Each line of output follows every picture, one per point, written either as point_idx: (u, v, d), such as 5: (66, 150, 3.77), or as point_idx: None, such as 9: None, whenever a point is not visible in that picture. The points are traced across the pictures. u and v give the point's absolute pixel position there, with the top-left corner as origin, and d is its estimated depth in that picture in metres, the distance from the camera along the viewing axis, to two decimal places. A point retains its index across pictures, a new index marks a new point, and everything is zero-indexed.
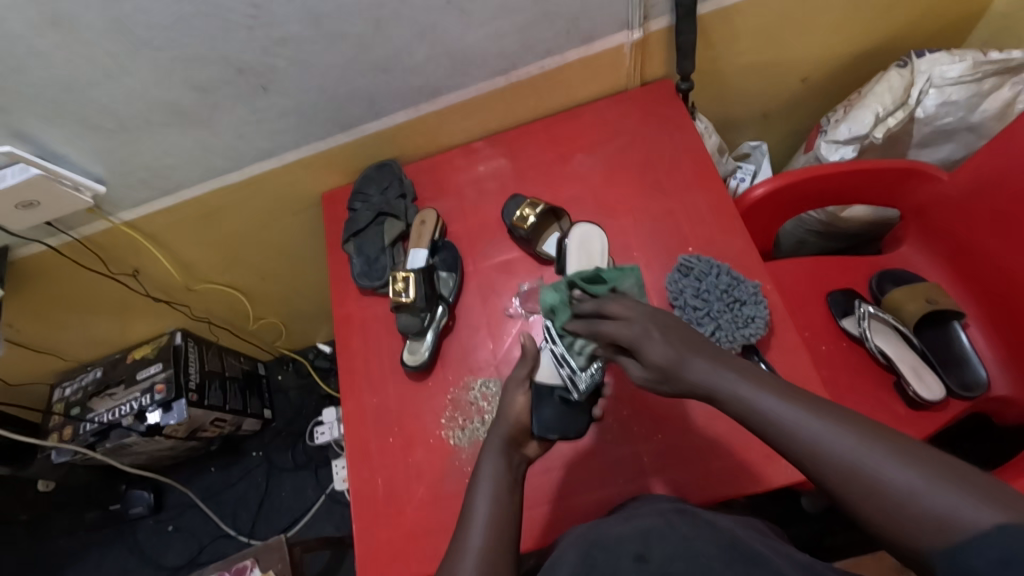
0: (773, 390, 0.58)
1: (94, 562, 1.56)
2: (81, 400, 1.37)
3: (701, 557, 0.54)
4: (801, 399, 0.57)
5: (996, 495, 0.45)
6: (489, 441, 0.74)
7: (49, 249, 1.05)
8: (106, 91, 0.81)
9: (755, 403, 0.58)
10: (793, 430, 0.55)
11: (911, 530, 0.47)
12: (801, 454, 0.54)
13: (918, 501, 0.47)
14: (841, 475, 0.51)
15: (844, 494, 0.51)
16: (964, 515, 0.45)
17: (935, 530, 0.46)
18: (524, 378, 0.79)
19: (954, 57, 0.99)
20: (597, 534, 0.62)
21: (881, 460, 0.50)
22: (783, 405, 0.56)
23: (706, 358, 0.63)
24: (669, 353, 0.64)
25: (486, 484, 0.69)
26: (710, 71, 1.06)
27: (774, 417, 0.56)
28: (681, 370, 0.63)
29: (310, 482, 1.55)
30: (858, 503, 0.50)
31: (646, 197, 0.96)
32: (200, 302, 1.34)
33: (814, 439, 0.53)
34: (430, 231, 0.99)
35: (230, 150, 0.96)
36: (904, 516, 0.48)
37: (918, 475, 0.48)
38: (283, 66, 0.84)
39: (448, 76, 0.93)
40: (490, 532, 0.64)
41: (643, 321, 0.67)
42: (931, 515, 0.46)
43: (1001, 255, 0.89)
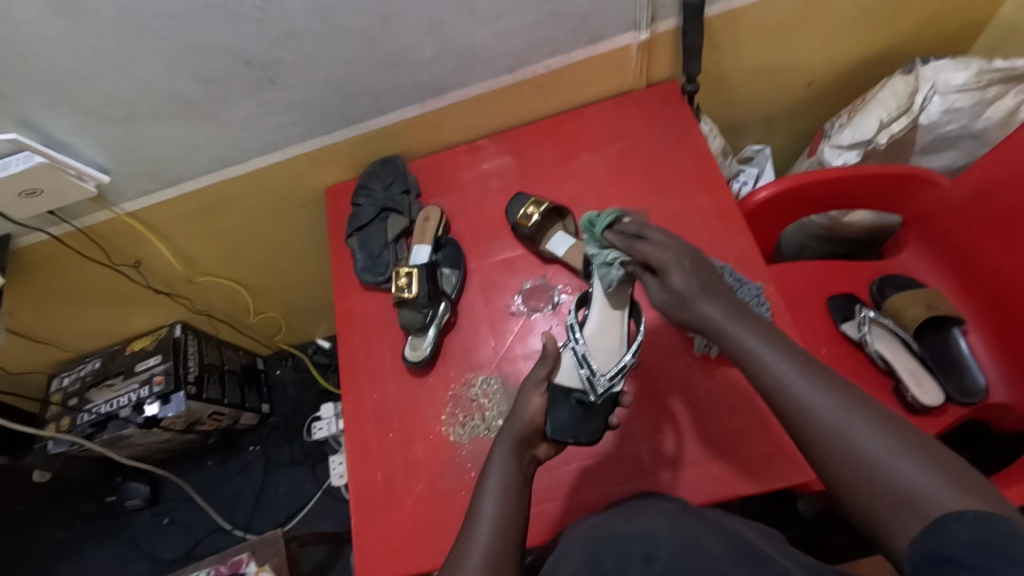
0: (772, 342, 0.64)
1: (88, 554, 1.56)
2: (79, 391, 1.36)
3: (708, 555, 0.55)
4: (803, 365, 0.60)
5: (970, 483, 0.47)
6: (502, 433, 0.75)
7: (51, 238, 1.04)
8: (112, 81, 0.81)
9: (757, 351, 0.64)
10: (785, 387, 0.59)
11: (880, 502, 0.50)
12: (791, 414, 0.58)
13: (891, 476, 0.50)
14: (824, 442, 0.55)
15: (824, 458, 0.55)
16: (935, 493, 0.48)
17: (903, 503, 0.49)
18: (542, 380, 0.79)
19: (958, 65, 1.01)
20: (605, 531, 0.62)
21: (866, 432, 0.53)
22: (782, 361, 0.61)
23: (721, 300, 0.71)
24: (687, 286, 0.72)
25: (492, 485, 0.69)
26: (715, 73, 1.07)
27: (771, 376, 0.61)
28: (690, 303, 0.72)
29: (307, 477, 1.55)
30: (836, 469, 0.54)
31: (650, 198, 0.96)
32: (201, 295, 1.34)
33: (801, 398, 0.58)
34: (433, 227, 0.99)
35: (235, 142, 0.96)
36: (877, 488, 0.50)
37: (897, 454, 0.51)
38: (290, 60, 0.84)
39: (455, 73, 0.93)
40: (497, 527, 0.65)
41: (676, 255, 0.75)
42: (901, 489, 0.49)
43: (1003, 262, 0.89)
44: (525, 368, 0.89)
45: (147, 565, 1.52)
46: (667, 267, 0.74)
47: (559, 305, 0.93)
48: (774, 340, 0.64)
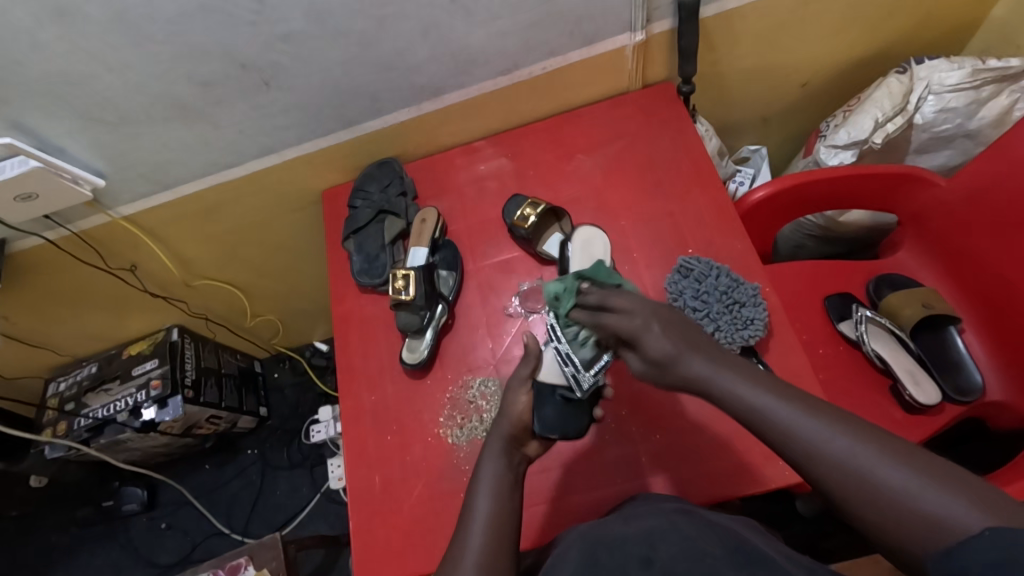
0: (777, 394, 0.60)
1: (85, 559, 1.55)
2: (75, 395, 1.36)
3: (706, 558, 0.54)
4: (808, 405, 0.58)
5: (991, 501, 0.47)
6: (492, 431, 0.76)
7: (46, 242, 1.04)
8: (108, 85, 0.81)
9: (760, 411, 0.60)
10: (789, 427, 0.57)
11: (909, 532, 0.49)
12: (803, 457, 0.56)
13: (915, 503, 0.49)
14: (840, 478, 0.53)
15: (844, 496, 0.53)
16: (961, 518, 0.47)
17: (931, 533, 0.48)
18: (527, 378, 0.79)
19: (953, 64, 1.00)
20: (599, 536, 0.62)
21: (878, 459, 0.52)
22: (783, 409, 0.58)
23: (704, 355, 0.66)
24: (665, 349, 0.67)
25: (485, 481, 0.70)
26: (710, 74, 1.07)
27: (775, 420, 0.58)
28: (676, 366, 0.66)
29: (305, 480, 1.55)
30: (856, 504, 0.52)
31: (646, 199, 0.96)
32: (198, 298, 1.33)
33: (808, 435, 0.56)
34: (430, 229, 0.99)
35: (231, 145, 0.96)
36: (902, 518, 0.50)
37: (918, 481, 0.50)
38: (285, 62, 0.84)
39: (451, 75, 0.93)
40: (490, 528, 0.65)
41: (645, 319, 0.70)
42: (928, 516, 0.48)
43: (999, 262, 0.89)
44: None
45: (145, 570, 1.52)
46: (638, 334, 0.69)
47: None
48: (775, 387, 0.61)
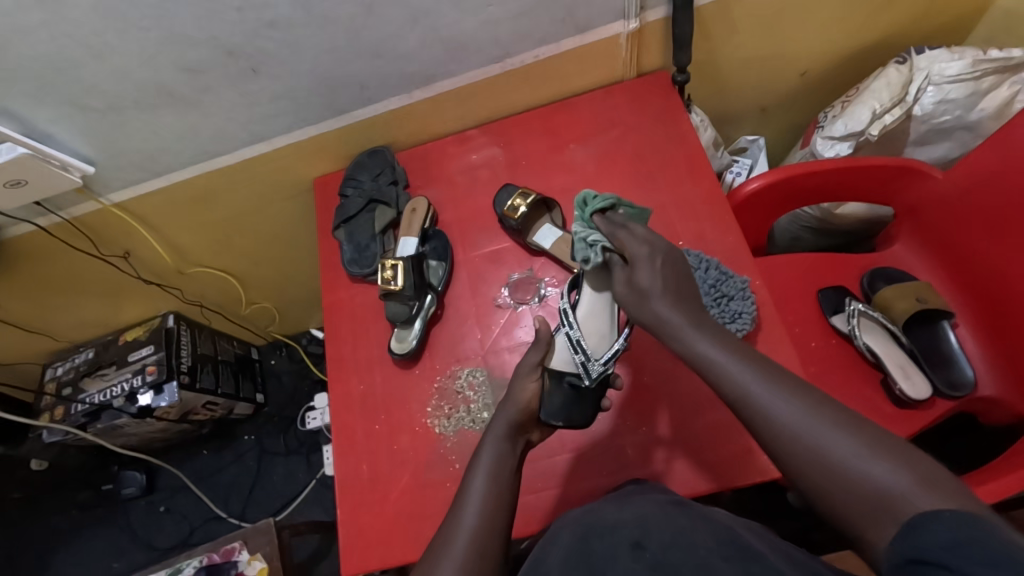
0: (726, 344, 0.64)
1: (84, 542, 1.57)
2: (73, 380, 1.37)
3: (699, 550, 0.53)
4: (778, 382, 0.58)
5: (941, 482, 0.46)
6: (498, 414, 0.77)
7: (38, 229, 1.04)
8: (93, 71, 0.80)
9: (709, 353, 0.64)
10: (745, 394, 0.59)
11: (847, 499, 0.50)
12: (758, 421, 0.57)
13: (859, 473, 0.50)
14: (791, 442, 0.54)
15: (788, 458, 0.54)
16: (905, 491, 0.47)
17: (870, 501, 0.48)
18: (536, 366, 0.81)
19: (953, 55, 0.99)
20: (593, 520, 0.62)
21: (833, 432, 0.53)
22: (738, 364, 0.61)
23: (681, 303, 0.69)
24: (648, 287, 0.70)
25: (484, 465, 0.70)
26: (707, 63, 1.05)
27: (736, 382, 0.60)
28: (644, 306, 0.70)
29: (301, 467, 1.56)
30: (801, 467, 0.53)
31: (638, 189, 0.96)
32: (192, 286, 1.34)
33: (763, 401, 0.58)
34: (420, 219, 0.98)
35: (221, 133, 0.95)
36: (846, 487, 0.50)
37: (868, 458, 0.50)
38: (272, 49, 0.83)
39: (441, 62, 0.92)
40: (484, 511, 0.65)
41: (650, 252, 0.71)
42: (872, 489, 0.48)
43: (992, 253, 0.89)
44: (510, 360, 0.89)
45: (145, 553, 1.54)
46: (640, 265, 0.71)
47: (547, 297, 0.92)
48: (743, 352, 0.63)
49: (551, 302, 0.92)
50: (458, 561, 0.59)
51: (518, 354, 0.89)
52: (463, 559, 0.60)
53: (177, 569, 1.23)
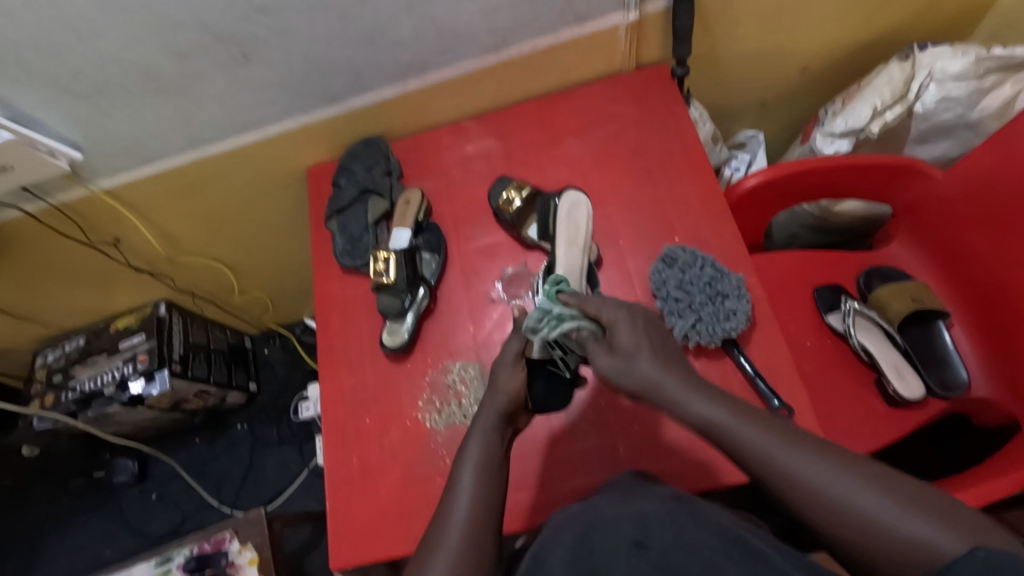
0: (728, 406, 0.62)
1: (76, 528, 1.57)
2: (63, 367, 1.36)
3: (704, 549, 0.53)
4: (792, 438, 0.58)
5: (969, 526, 0.49)
6: (484, 406, 0.74)
7: (26, 215, 1.03)
8: (79, 55, 0.78)
9: (715, 418, 0.62)
10: (764, 457, 0.57)
11: (886, 556, 0.50)
12: (781, 485, 0.56)
13: (888, 527, 0.51)
14: (821, 505, 0.54)
15: (818, 522, 0.54)
16: (934, 539, 0.49)
17: (911, 557, 0.49)
18: (518, 356, 0.76)
19: (956, 52, 0.97)
20: (595, 516, 0.61)
21: (857, 487, 0.53)
22: (747, 427, 0.60)
23: (668, 365, 0.68)
24: (636, 351, 0.68)
25: (473, 453, 0.70)
26: (707, 56, 1.04)
27: (754, 450, 0.58)
28: (648, 380, 0.66)
29: (293, 457, 1.56)
30: (830, 526, 0.53)
31: (634, 184, 0.94)
32: (183, 274, 1.32)
33: (786, 465, 0.56)
34: (414, 211, 0.97)
35: (211, 120, 0.94)
36: (882, 545, 0.51)
37: (898, 509, 0.51)
38: (264, 34, 0.81)
39: (437, 51, 0.90)
40: (475, 501, 0.65)
41: (620, 316, 0.71)
42: (909, 543, 0.49)
43: (987, 254, 0.88)
44: None
45: (136, 540, 1.54)
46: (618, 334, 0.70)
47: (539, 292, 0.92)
48: (745, 412, 0.62)
49: None
50: (449, 559, 0.59)
51: None
52: (455, 558, 0.59)
53: (168, 557, 1.23)
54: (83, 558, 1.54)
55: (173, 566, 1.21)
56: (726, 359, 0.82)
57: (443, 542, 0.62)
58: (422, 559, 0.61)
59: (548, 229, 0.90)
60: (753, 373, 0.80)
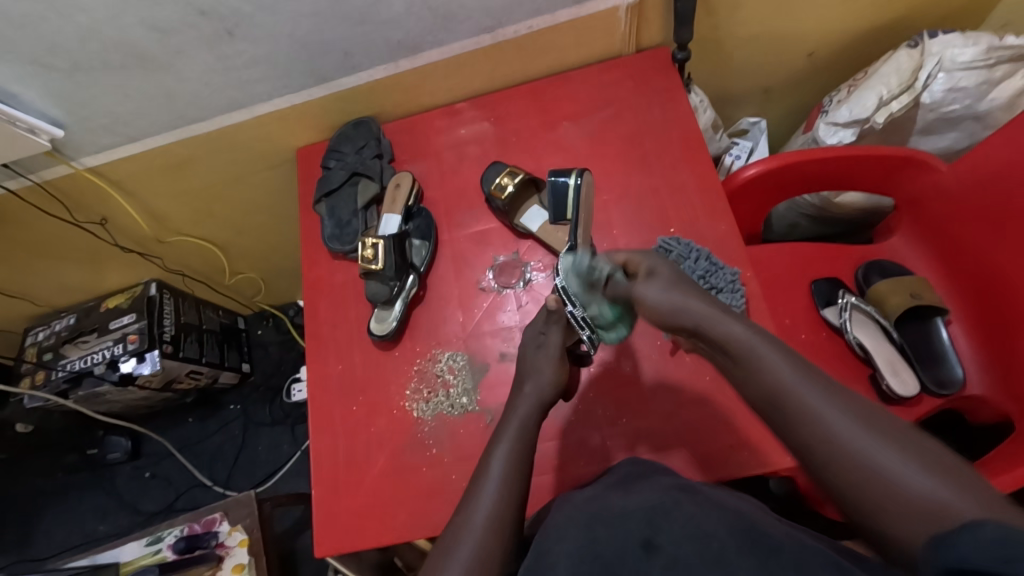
0: (761, 332, 0.58)
1: (69, 504, 1.58)
2: (53, 346, 1.34)
3: (713, 542, 0.49)
4: (821, 382, 0.53)
5: (996, 503, 0.41)
6: (522, 396, 0.74)
7: (9, 193, 1.00)
8: (56, 29, 0.75)
9: (746, 337, 0.58)
10: (788, 391, 0.53)
11: (891, 512, 0.44)
12: (796, 419, 0.52)
13: (900, 483, 0.45)
14: (833, 445, 0.49)
15: (823, 463, 0.49)
16: (949, 502, 0.42)
17: (920, 514, 0.43)
18: (559, 348, 0.77)
19: (968, 40, 0.94)
20: (600, 510, 0.58)
21: (877, 442, 0.47)
22: (772, 352, 0.56)
23: (700, 292, 0.65)
24: (671, 278, 0.67)
25: (497, 450, 0.68)
26: (710, 39, 1.00)
27: (778, 379, 0.54)
28: (681, 302, 0.64)
29: (286, 438, 1.56)
30: (835, 471, 0.48)
31: (630, 172, 0.92)
32: (174, 254, 1.31)
33: (807, 402, 0.51)
34: (404, 195, 0.95)
35: (196, 97, 0.91)
36: (892, 499, 0.45)
37: (920, 473, 0.45)
38: (248, 11, 0.78)
39: (430, 30, 0.87)
40: (503, 492, 0.63)
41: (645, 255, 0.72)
42: (919, 504, 0.43)
43: (991, 250, 0.86)
44: (493, 345, 0.87)
45: (130, 517, 1.55)
46: (648, 264, 0.70)
47: (532, 282, 0.90)
48: (781, 344, 0.57)
49: (536, 287, 0.89)
50: (462, 556, 0.58)
51: (500, 340, 0.87)
52: (479, 550, 0.58)
53: (158, 537, 1.23)
54: (77, 533, 1.55)
55: (163, 546, 1.21)
56: None
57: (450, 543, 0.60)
58: (438, 559, 0.59)
59: (564, 213, 0.83)
60: None
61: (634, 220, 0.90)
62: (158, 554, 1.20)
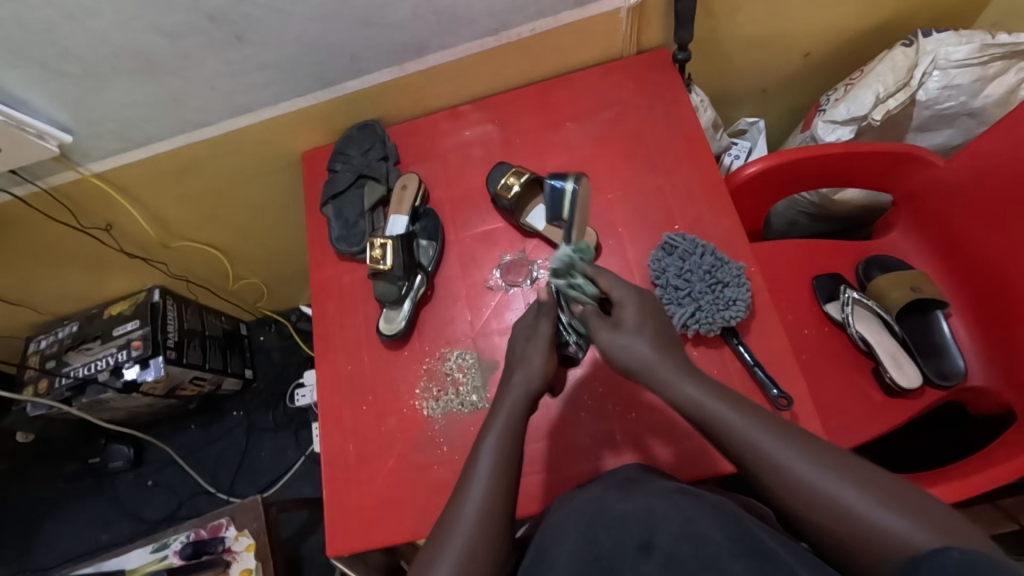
0: (715, 391, 0.62)
1: (70, 513, 1.57)
2: (56, 353, 1.34)
3: (710, 544, 0.49)
4: (774, 428, 0.57)
5: (948, 526, 0.47)
6: (512, 385, 0.73)
7: (15, 199, 1.01)
8: (67, 34, 0.76)
9: (701, 400, 0.61)
10: (751, 445, 0.57)
11: (860, 547, 0.50)
12: (758, 467, 0.56)
13: (866, 518, 0.50)
14: (798, 495, 0.53)
15: (795, 512, 0.54)
16: (908, 532, 0.48)
17: (884, 547, 0.48)
18: (549, 338, 0.75)
19: (961, 38, 0.96)
20: (599, 511, 0.58)
21: (834, 480, 0.52)
22: (728, 409, 0.60)
23: (664, 345, 0.67)
24: (636, 327, 0.68)
25: (490, 448, 0.66)
26: (709, 41, 1.02)
27: (737, 434, 0.58)
28: (641, 355, 0.66)
29: (290, 443, 1.55)
30: (803, 513, 0.53)
31: (634, 170, 0.93)
32: (178, 260, 1.31)
33: (767, 452, 0.56)
34: (411, 197, 0.96)
35: (203, 101, 0.92)
36: (858, 534, 0.50)
37: (879, 506, 0.50)
38: (258, 15, 0.79)
39: (435, 33, 0.88)
40: (490, 492, 0.62)
41: (630, 293, 0.70)
42: (882, 536, 0.49)
43: (990, 244, 0.87)
44: (501, 342, 0.88)
45: (132, 526, 1.54)
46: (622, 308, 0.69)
47: (538, 280, 0.91)
48: (734, 399, 0.61)
49: (542, 285, 0.90)
50: (456, 555, 0.58)
51: (508, 338, 0.88)
52: (466, 551, 0.58)
53: (164, 543, 1.22)
54: (79, 541, 1.54)
55: (169, 552, 1.21)
56: (724, 347, 0.82)
57: (458, 532, 0.60)
58: (428, 556, 0.59)
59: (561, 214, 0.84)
60: (753, 362, 0.80)
61: (640, 217, 0.91)
62: (165, 560, 1.20)
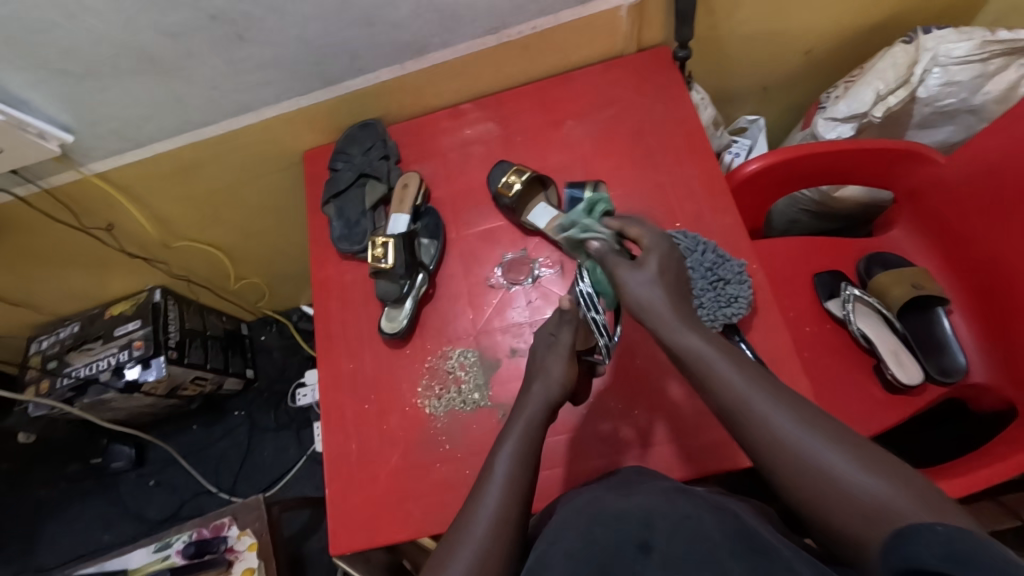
0: (717, 345, 0.64)
1: (73, 513, 1.57)
2: (58, 353, 1.34)
3: (706, 543, 0.49)
4: (772, 392, 0.58)
5: (939, 502, 0.46)
6: (531, 394, 0.74)
7: (16, 199, 1.01)
8: (69, 34, 0.76)
9: (703, 353, 0.63)
10: (746, 403, 0.58)
11: (845, 516, 0.49)
12: (752, 427, 0.57)
13: (856, 487, 0.49)
14: (791, 458, 0.53)
15: (783, 475, 0.54)
16: (896, 503, 0.47)
17: (871, 516, 0.48)
18: (569, 347, 0.77)
19: (962, 35, 0.96)
20: (599, 510, 0.58)
21: (826, 447, 0.52)
22: (728, 366, 0.61)
23: (676, 296, 0.70)
24: (655, 270, 0.71)
25: (505, 454, 0.67)
26: (710, 38, 1.02)
27: (734, 392, 0.59)
28: (654, 296, 0.69)
29: (292, 443, 1.56)
30: (793, 478, 0.53)
31: (635, 168, 0.94)
32: (180, 260, 1.31)
33: (764, 412, 0.57)
34: (412, 195, 0.96)
35: (205, 101, 0.92)
36: (845, 504, 0.49)
37: (870, 476, 0.49)
38: (259, 14, 0.79)
39: (436, 32, 0.88)
40: (502, 500, 0.62)
41: (655, 241, 0.74)
42: (869, 505, 0.48)
43: (991, 240, 0.87)
44: (503, 341, 0.88)
45: (135, 526, 1.54)
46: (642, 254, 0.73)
47: (540, 278, 0.91)
48: (736, 358, 0.62)
49: (543, 284, 0.90)
50: (469, 557, 0.57)
51: (510, 336, 0.88)
52: (478, 551, 0.57)
53: (167, 542, 1.22)
54: (81, 541, 1.54)
55: (172, 551, 1.21)
56: (726, 344, 0.82)
57: (465, 531, 0.60)
58: (440, 558, 0.58)
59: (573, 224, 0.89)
60: (754, 359, 0.80)
61: (642, 215, 0.91)
62: (168, 559, 1.20)
